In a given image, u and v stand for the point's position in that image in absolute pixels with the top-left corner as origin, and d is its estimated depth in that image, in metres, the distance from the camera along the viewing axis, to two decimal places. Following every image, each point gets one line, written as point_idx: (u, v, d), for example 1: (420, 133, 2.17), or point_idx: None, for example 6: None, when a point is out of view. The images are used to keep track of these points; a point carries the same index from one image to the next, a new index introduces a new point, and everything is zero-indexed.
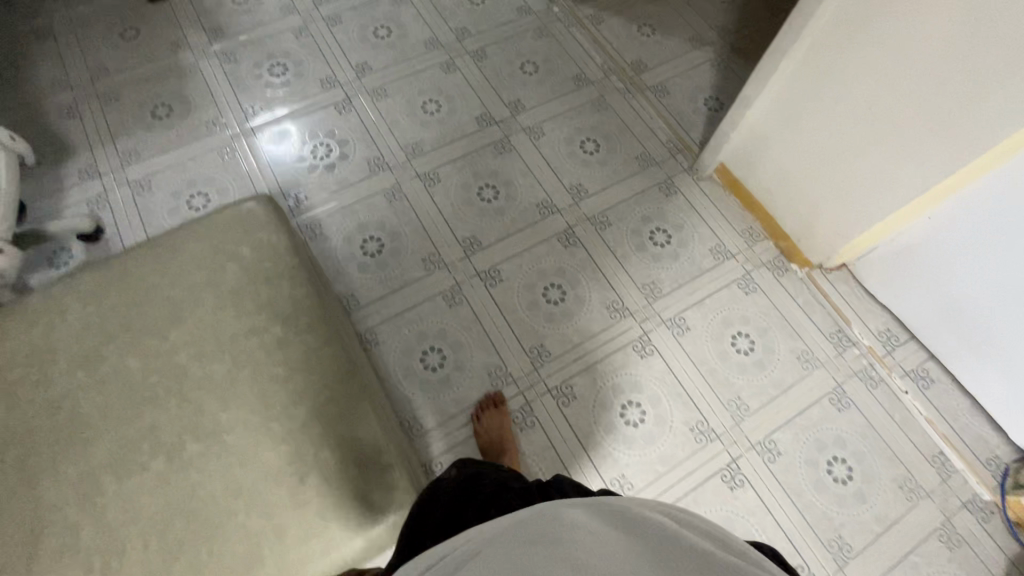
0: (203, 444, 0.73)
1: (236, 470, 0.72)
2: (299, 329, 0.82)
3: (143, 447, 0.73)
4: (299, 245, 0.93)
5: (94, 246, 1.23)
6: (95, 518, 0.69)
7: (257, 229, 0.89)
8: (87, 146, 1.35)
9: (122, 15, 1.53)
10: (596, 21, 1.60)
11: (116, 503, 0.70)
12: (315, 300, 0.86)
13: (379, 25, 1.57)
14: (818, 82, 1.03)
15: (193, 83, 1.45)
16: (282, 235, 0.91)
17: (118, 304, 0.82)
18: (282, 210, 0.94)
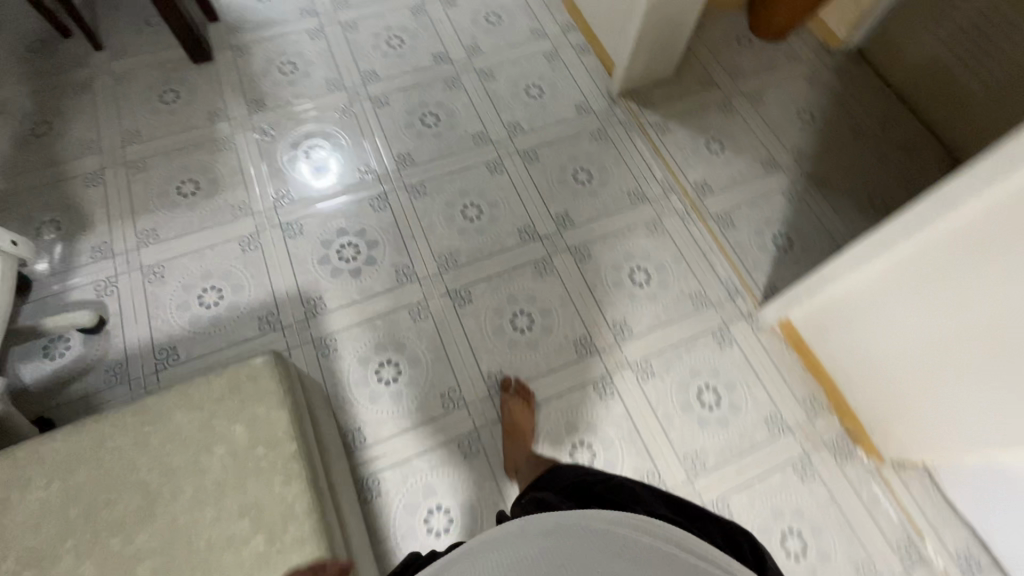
0: None
1: None
2: (284, 545, 0.70)
3: None
4: (301, 416, 0.81)
5: (93, 338, 1.15)
6: None
7: (256, 399, 0.78)
8: (105, 220, 1.27)
9: (164, 74, 1.47)
10: (661, 130, 1.47)
11: None
12: (307, 502, 0.73)
13: (427, 110, 1.47)
14: (970, 302, 0.83)
15: (225, 159, 1.37)
16: (283, 407, 0.79)
17: (87, 481, 0.72)
18: (288, 370, 0.82)
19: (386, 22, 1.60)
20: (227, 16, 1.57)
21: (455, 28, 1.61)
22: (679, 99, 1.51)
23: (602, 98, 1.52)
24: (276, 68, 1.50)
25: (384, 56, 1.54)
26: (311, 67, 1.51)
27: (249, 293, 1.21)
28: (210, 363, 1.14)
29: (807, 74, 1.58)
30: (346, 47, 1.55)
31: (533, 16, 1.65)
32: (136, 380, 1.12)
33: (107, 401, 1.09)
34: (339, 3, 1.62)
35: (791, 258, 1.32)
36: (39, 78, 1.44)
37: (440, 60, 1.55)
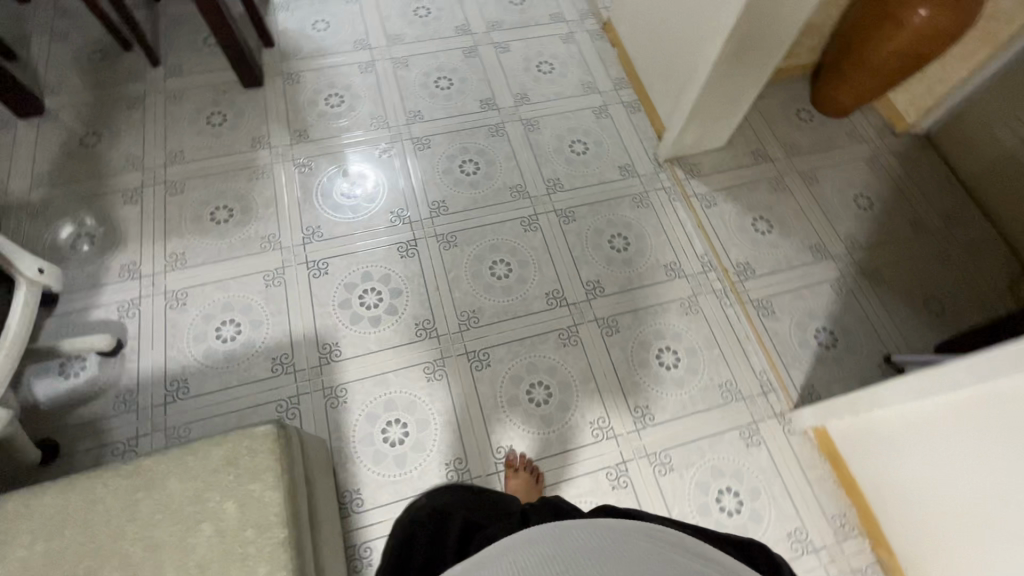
0: None
1: None
2: None
3: None
4: (297, 495, 0.77)
5: (109, 362, 1.14)
6: None
7: (252, 474, 0.74)
8: (137, 239, 1.28)
9: (214, 96, 1.48)
10: (706, 201, 1.40)
11: None
12: None
13: (467, 157, 1.44)
14: None
15: (261, 188, 1.36)
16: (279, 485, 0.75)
17: (68, 546, 0.69)
18: (290, 443, 0.79)
19: (437, 61, 1.59)
20: (283, 42, 1.59)
21: (505, 74, 1.58)
22: (728, 170, 1.45)
23: (647, 161, 1.47)
24: (323, 100, 1.50)
25: (431, 97, 1.53)
26: (358, 102, 1.51)
27: (267, 331, 1.20)
28: (217, 401, 1.12)
29: (869, 157, 1.50)
30: (394, 84, 1.54)
31: (586, 69, 1.61)
32: (143, 410, 1.10)
33: (111, 429, 1.08)
34: (393, 39, 1.62)
35: (833, 357, 1.23)
36: (95, 88, 1.47)
37: (487, 106, 1.53)
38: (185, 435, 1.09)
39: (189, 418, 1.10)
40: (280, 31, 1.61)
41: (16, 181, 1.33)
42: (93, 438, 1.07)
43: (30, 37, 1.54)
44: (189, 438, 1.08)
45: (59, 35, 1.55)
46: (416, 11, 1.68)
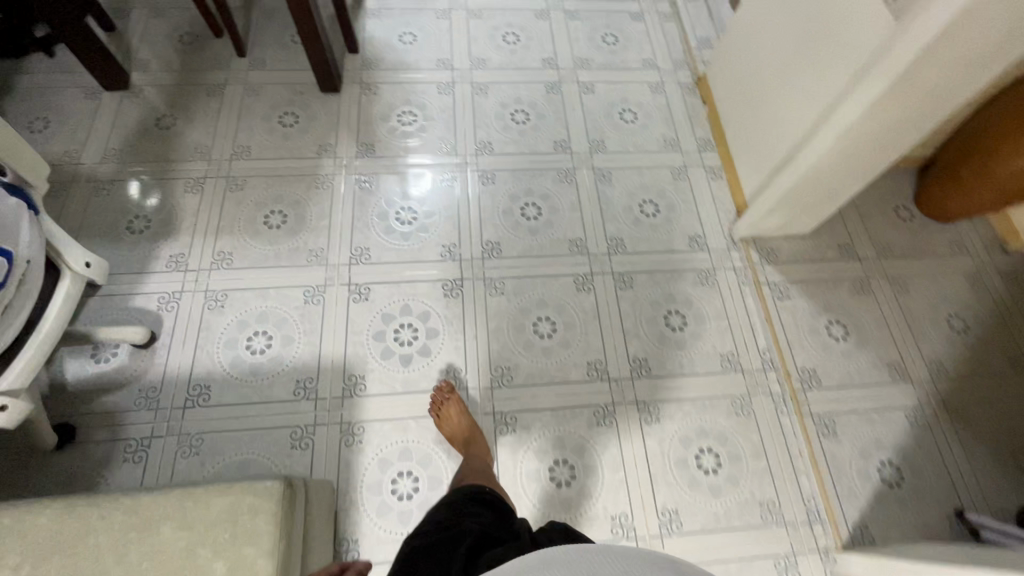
0: None
1: None
2: None
3: None
4: (291, 565, 0.72)
5: (139, 354, 1.13)
6: None
7: (249, 536, 0.70)
8: (190, 231, 1.27)
9: (291, 95, 1.47)
10: (779, 292, 1.29)
11: None
12: None
13: (529, 200, 1.38)
14: None
15: (319, 198, 1.34)
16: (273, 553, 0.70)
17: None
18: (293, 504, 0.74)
19: (518, 93, 1.53)
20: (367, 50, 1.57)
21: (585, 116, 1.51)
22: (809, 261, 1.33)
23: (721, 236, 1.36)
24: (396, 116, 1.47)
25: (505, 129, 1.47)
26: (430, 123, 1.47)
27: (296, 351, 1.16)
28: (235, 416, 1.09)
29: (971, 272, 1.34)
30: (470, 109, 1.49)
31: (671, 124, 1.52)
32: (162, 410, 1.09)
33: (128, 425, 1.07)
34: (477, 63, 1.57)
35: (897, 498, 1.09)
36: (180, 70, 1.49)
37: (560, 148, 1.45)
38: (197, 446, 1.06)
39: (204, 428, 1.08)
40: (367, 39, 1.59)
41: (89, 151, 1.35)
42: (109, 430, 1.06)
43: (130, 10, 1.57)
44: (200, 450, 1.06)
45: (157, 11, 1.58)
46: (505, 37, 1.63)
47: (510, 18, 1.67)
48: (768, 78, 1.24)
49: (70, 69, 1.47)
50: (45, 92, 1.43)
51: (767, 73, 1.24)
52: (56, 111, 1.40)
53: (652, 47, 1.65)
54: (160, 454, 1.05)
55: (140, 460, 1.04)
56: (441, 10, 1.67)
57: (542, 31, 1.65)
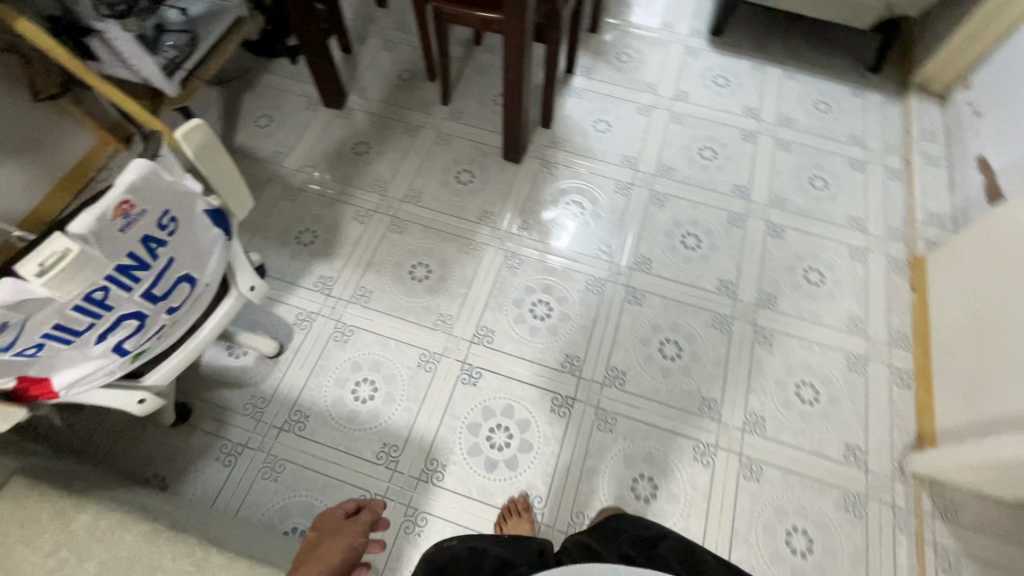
0: None
1: None
2: None
3: None
4: None
5: (262, 362, 1.20)
6: None
7: None
8: (345, 258, 1.34)
9: (475, 153, 1.51)
10: (945, 563, 1.03)
11: None
12: None
13: (671, 335, 1.26)
14: None
15: (465, 264, 1.34)
16: None
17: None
18: None
19: (696, 214, 1.43)
20: (559, 128, 1.57)
21: (762, 261, 1.36)
22: (1001, 539, 1.04)
23: (886, 459, 1.13)
24: (566, 203, 1.44)
25: (669, 250, 1.37)
26: (596, 220, 1.41)
27: (393, 413, 1.16)
28: (319, 456, 1.11)
29: None
30: (640, 217, 1.42)
31: (863, 301, 1.31)
32: (262, 424, 1.14)
33: (230, 426, 1.13)
34: (663, 170, 1.49)
35: None
36: (390, 103, 1.60)
37: (724, 289, 1.32)
38: (278, 472, 1.09)
39: (289, 458, 1.10)
40: (562, 117, 1.59)
41: (292, 157, 1.49)
42: (214, 423, 1.13)
43: (368, 38, 1.73)
44: (278, 477, 1.09)
45: (390, 44, 1.72)
46: (701, 151, 1.53)
47: (713, 132, 1.57)
48: (1011, 313, 1.00)
49: (303, 78, 1.64)
50: (278, 93, 1.61)
51: (1011, 307, 1.00)
52: (280, 112, 1.57)
53: (865, 204, 1.45)
54: (245, 467, 1.09)
55: (228, 466, 1.09)
56: (644, 105, 1.62)
57: (743, 155, 1.52)
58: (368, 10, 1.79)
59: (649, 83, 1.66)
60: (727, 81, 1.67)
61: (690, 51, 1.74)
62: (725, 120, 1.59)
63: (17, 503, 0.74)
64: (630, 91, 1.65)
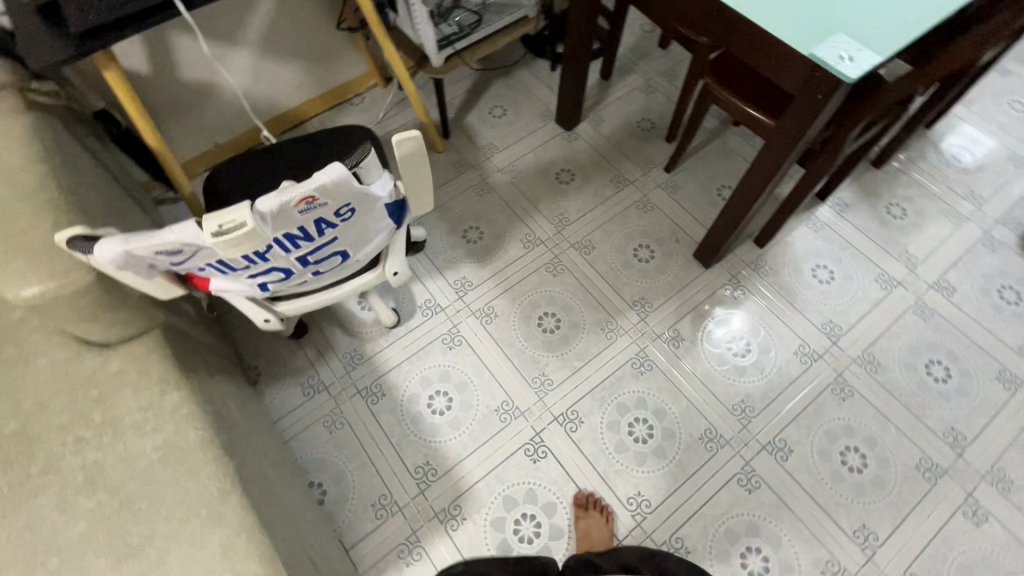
0: None
1: None
2: None
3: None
4: None
5: (377, 324, 1.27)
6: None
7: None
8: (493, 271, 1.35)
9: (667, 235, 1.40)
10: None
11: None
12: None
13: (764, 548, 1.05)
14: None
15: (595, 339, 1.26)
16: None
17: (142, 489, 0.78)
18: None
19: (877, 433, 1.15)
20: (772, 253, 1.37)
21: (931, 536, 1.05)
22: None
23: None
24: (731, 336, 1.27)
25: (820, 454, 1.13)
26: (754, 371, 1.22)
27: (450, 440, 1.15)
28: (373, 436, 1.16)
29: None
30: (807, 396, 1.19)
31: None
32: (347, 378, 1.21)
33: (325, 363, 1.23)
34: (866, 361, 1.23)
35: None
36: (615, 146, 1.55)
37: (860, 539, 1.05)
38: (335, 427, 1.16)
39: (350, 421, 1.17)
40: (782, 242, 1.38)
41: (502, 156, 1.53)
42: (315, 353, 1.24)
43: (630, 74, 1.68)
44: (334, 431, 1.16)
45: (647, 88, 1.65)
46: (929, 365, 1.22)
47: (959, 350, 1.24)
48: None
49: (552, 86, 1.66)
50: (523, 91, 1.65)
51: None
52: (515, 110, 1.62)
53: None
54: (316, 405, 1.18)
55: (305, 395, 1.19)
56: (886, 276, 1.34)
57: (984, 399, 1.18)
58: (646, 46, 1.73)
59: (908, 253, 1.36)
60: (1016, 298, 1.29)
61: (987, 239, 1.38)
62: (983, 344, 1.24)
63: (145, 354, 0.88)
64: (878, 251, 1.37)
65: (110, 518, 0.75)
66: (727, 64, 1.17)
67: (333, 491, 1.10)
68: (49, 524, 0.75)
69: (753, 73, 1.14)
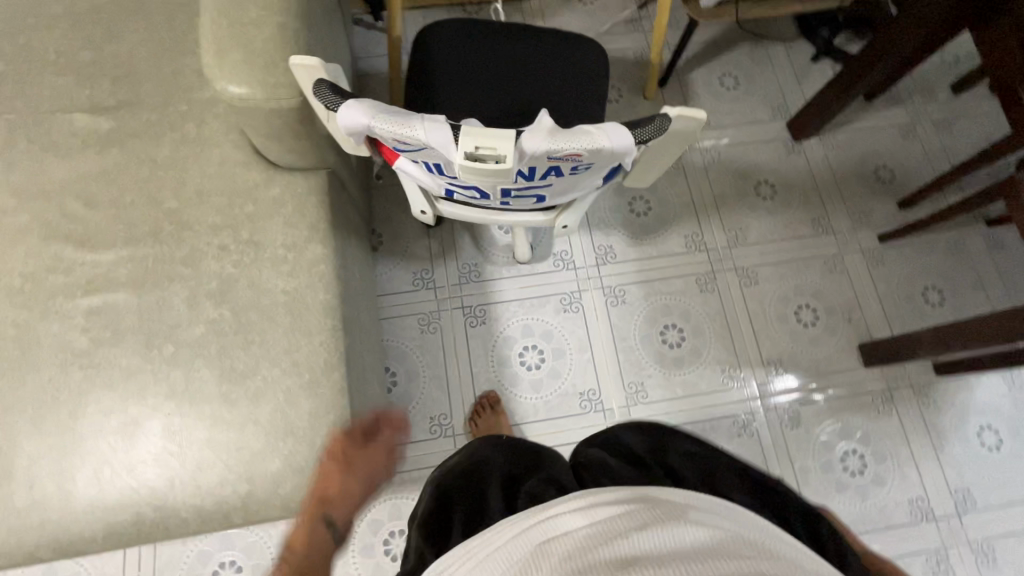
0: (89, 387, 0.74)
1: (54, 413, 0.73)
2: (164, 502, 0.71)
3: (118, 331, 0.76)
4: (290, 513, 0.74)
5: (507, 251, 1.20)
6: (80, 290, 0.78)
7: (312, 477, 0.73)
8: (642, 255, 1.23)
9: (841, 308, 1.22)
10: None
11: (83, 307, 0.77)
12: (199, 523, 0.72)
13: None
14: None
15: (709, 376, 1.16)
16: (298, 500, 0.73)
17: (261, 323, 0.78)
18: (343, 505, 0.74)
19: None
20: (943, 387, 1.18)
21: None
22: None
23: None
24: (849, 448, 1.13)
25: None
26: (854, 495, 1.10)
27: (525, 399, 1.12)
28: (457, 355, 1.14)
29: None
30: (895, 550, 1.07)
31: None
32: (458, 289, 1.18)
33: (443, 264, 1.19)
34: (981, 551, 1.08)
35: None
36: (835, 182, 1.32)
37: None
38: (427, 329, 1.15)
39: (444, 331, 1.15)
40: (963, 382, 1.18)
41: (709, 133, 1.33)
42: (438, 249, 1.20)
43: (898, 107, 1.38)
44: (424, 332, 1.15)
45: (909, 131, 1.36)
46: None
47: None
48: None
49: (803, 79, 1.39)
50: (768, 70, 1.39)
51: None
52: (749, 87, 1.38)
53: None
54: (419, 300, 1.17)
55: (413, 285, 1.17)
56: None
57: None
58: (936, 79, 1.40)
59: None
60: None
61: None
62: None
63: (306, 193, 0.84)
64: None
65: (228, 337, 0.77)
66: None
67: (402, 387, 1.11)
68: (175, 314, 0.77)
69: None
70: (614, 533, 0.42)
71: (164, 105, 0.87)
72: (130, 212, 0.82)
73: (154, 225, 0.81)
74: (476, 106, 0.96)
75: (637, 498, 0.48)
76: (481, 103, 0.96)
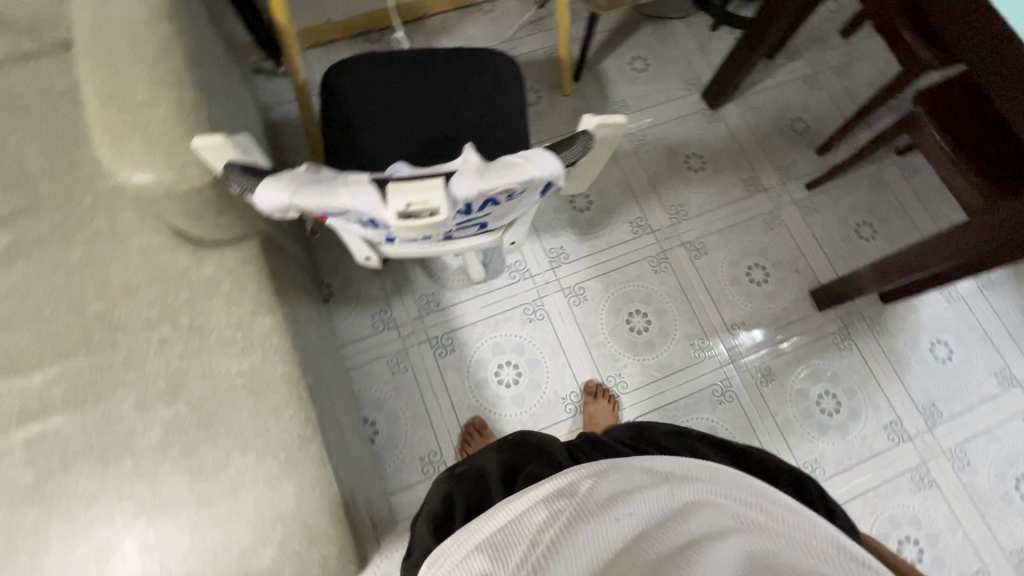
0: (47, 525, 0.68)
1: (15, 561, 0.67)
2: None
3: (67, 456, 0.71)
4: None
5: (461, 273, 1.19)
6: (15, 421, 0.72)
7: (312, 557, 0.70)
8: (593, 250, 1.24)
9: (787, 261, 1.28)
10: None
11: (22, 440, 0.71)
12: None
13: None
14: None
15: (681, 352, 1.19)
16: None
17: (220, 411, 0.74)
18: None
19: (942, 532, 1.11)
20: (891, 314, 1.25)
21: None
22: None
23: None
24: (822, 390, 1.19)
25: (879, 536, 1.10)
26: (836, 434, 1.16)
27: (511, 416, 1.12)
28: (434, 389, 1.12)
29: None
30: (882, 475, 1.13)
31: None
32: (420, 322, 1.16)
33: (400, 300, 1.17)
34: (956, 457, 1.16)
35: None
36: (757, 141, 1.37)
37: None
38: (398, 370, 1.12)
39: (416, 367, 1.13)
40: (907, 305, 1.26)
41: (631, 118, 1.36)
42: (392, 286, 1.18)
43: (799, 59, 1.45)
44: (396, 373, 1.12)
45: (812, 81, 1.43)
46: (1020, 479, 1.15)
47: None
48: None
49: (707, 49, 1.44)
50: (673, 46, 1.43)
51: None
52: (659, 67, 1.41)
53: None
54: (383, 343, 1.14)
55: (374, 329, 1.15)
56: (1007, 372, 1.22)
57: None
58: (826, 28, 1.48)
59: None
60: None
61: None
62: None
63: (242, 266, 0.80)
64: (1007, 342, 1.25)
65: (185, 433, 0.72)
66: (953, 96, 0.97)
67: (385, 433, 1.09)
68: (126, 424, 0.72)
69: (976, 115, 0.95)
70: (621, 518, 0.46)
71: (66, 205, 0.81)
72: (53, 326, 0.76)
73: (82, 333, 0.76)
74: (399, 141, 0.94)
75: (651, 478, 0.51)
76: (403, 137, 0.95)
